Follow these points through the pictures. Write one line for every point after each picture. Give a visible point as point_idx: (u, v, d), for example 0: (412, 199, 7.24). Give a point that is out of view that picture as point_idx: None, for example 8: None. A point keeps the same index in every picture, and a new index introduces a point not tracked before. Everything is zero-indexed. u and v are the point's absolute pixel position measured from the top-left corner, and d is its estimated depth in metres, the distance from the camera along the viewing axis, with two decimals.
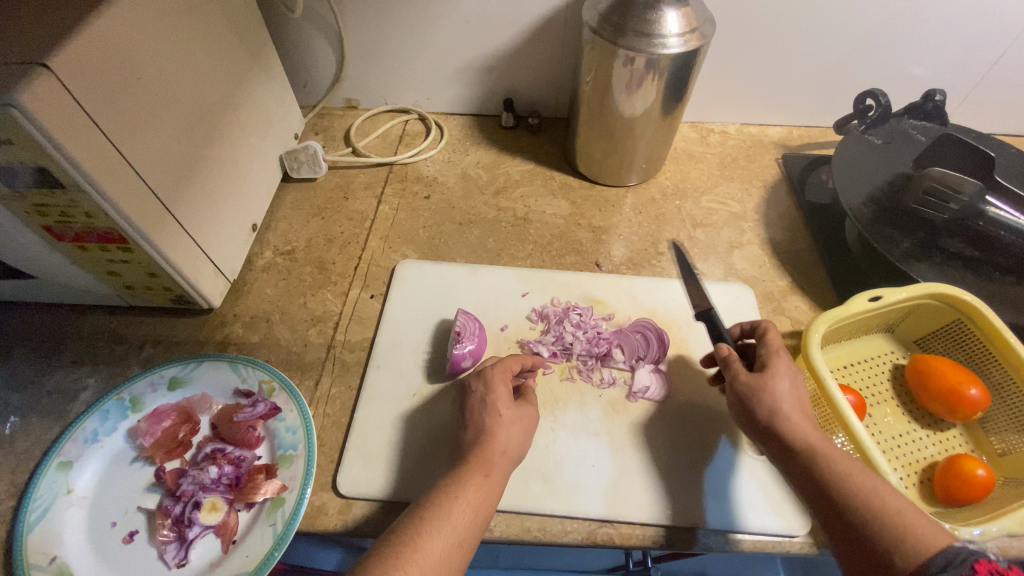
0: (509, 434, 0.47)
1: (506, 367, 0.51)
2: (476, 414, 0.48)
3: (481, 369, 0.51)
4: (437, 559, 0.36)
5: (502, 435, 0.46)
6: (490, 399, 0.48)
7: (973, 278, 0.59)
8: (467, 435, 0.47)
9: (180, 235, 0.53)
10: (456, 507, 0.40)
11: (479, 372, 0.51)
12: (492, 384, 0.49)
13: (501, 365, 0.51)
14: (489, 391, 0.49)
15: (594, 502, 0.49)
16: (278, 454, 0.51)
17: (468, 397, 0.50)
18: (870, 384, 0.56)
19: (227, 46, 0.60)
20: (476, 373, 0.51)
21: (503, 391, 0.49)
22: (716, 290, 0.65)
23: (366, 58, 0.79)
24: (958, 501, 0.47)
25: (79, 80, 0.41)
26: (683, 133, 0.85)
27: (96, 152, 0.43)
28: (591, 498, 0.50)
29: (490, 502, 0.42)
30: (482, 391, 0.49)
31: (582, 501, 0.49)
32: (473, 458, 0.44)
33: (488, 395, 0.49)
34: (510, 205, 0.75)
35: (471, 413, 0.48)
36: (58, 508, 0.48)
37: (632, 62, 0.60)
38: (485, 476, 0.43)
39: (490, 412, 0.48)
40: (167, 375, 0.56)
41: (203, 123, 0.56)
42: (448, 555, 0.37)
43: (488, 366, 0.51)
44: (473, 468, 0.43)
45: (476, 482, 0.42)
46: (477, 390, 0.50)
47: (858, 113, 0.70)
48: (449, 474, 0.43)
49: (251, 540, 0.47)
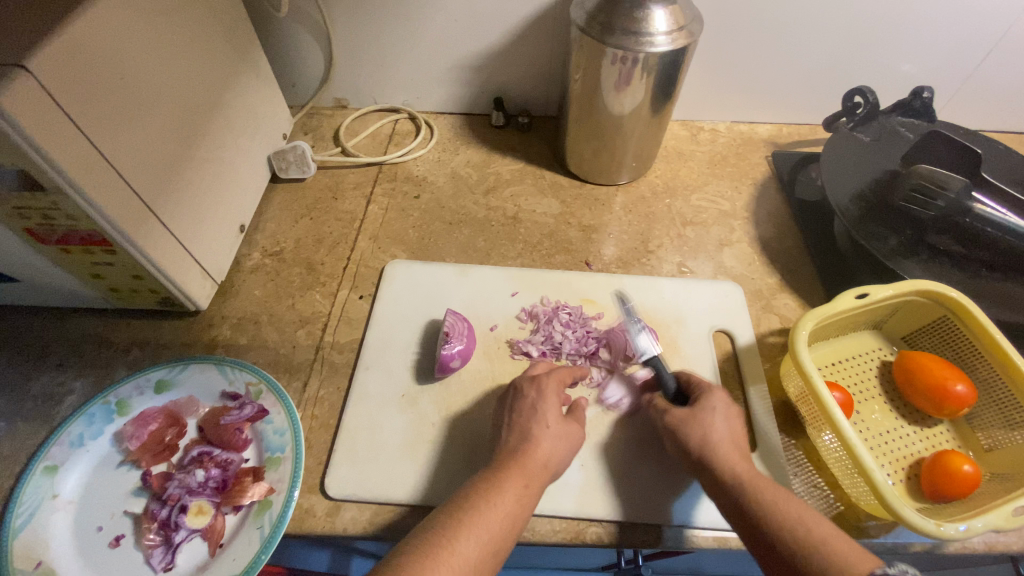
0: (552, 446, 0.46)
1: (559, 378, 0.51)
2: (523, 421, 0.47)
3: (536, 376, 0.51)
4: (469, 564, 0.37)
5: (545, 445, 0.46)
6: (540, 408, 0.48)
7: (960, 274, 0.59)
8: (510, 441, 0.46)
9: (165, 236, 0.53)
10: (495, 514, 0.40)
11: (531, 380, 0.51)
12: (544, 393, 0.49)
13: (553, 376, 0.51)
14: (541, 400, 0.49)
15: (582, 502, 0.49)
16: (265, 456, 0.51)
17: (519, 399, 0.49)
18: (858, 381, 0.57)
19: (213, 45, 0.59)
20: (528, 378, 0.51)
21: (553, 403, 0.49)
22: (706, 288, 0.65)
23: (355, 57, 0.78)
24: (944, 496, 0.47)
25: (58, 81, 0.41)
26: (673, 131, 0.85)
27: (78, 153, 0.43)
28: (578, 498, 0.50)
29: (525, 515, 0.41)
30: (533, 398, 0.49)
31: (570, 500, 0.49)
32: (517, 464, 0.44)
33: (539, 405, 0.48)
34: (501, 204, 0.75)
35: (515, 418, 0.48)
36: (44, 512, 0.48)
37: (620, 60, 0.60)
38: (525, 488, 0.42)
39: (538, 421, 0.47)
40: (154, 378, 0.55)
41: (189, 123, 0.56)
42: (482, 562, 0.37)
43: (543, 374, 0.51)
44: (514, 475, 0.43)
45: (516, 493, 0.42)
46: (528, 397, 0.49)
47: (846, 110, 0.69)
48: (486, 475, 0.43)
49: (238, 543, 0.46)
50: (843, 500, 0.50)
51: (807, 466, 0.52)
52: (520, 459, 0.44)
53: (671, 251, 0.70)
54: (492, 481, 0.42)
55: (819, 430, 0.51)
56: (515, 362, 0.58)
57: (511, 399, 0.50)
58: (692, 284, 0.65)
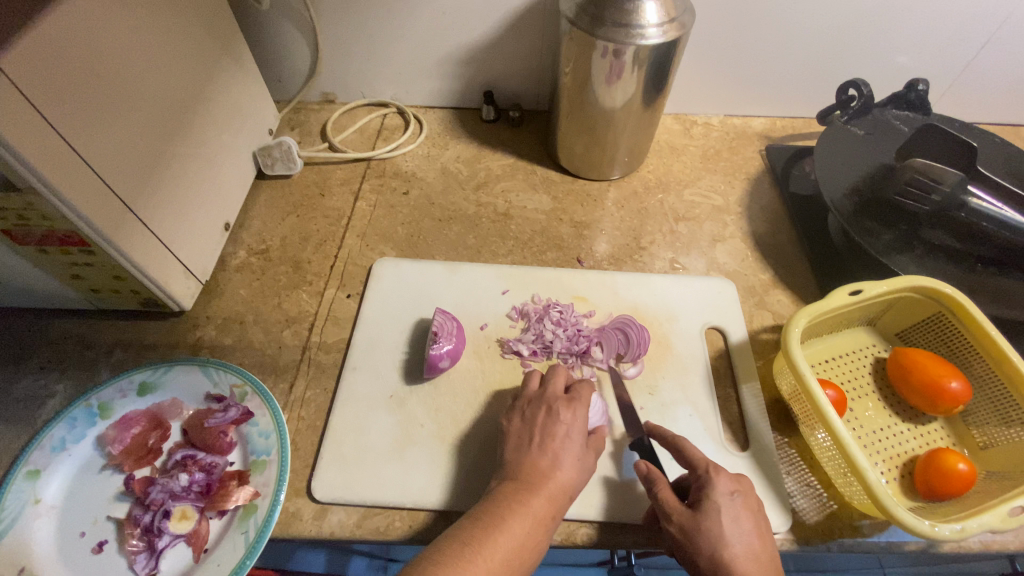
0: (576, 476, 0.45)
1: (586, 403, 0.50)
2: (556, 447, 0.46)
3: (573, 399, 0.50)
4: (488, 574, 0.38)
5: (571, 472, 0.45)
6: (574, 438, 0.47)
7: (954, 270, 0.58)
8: (540, 463, 0.45)
9: (145, 236, 0.51)
10: (516, 530, 0.40)
11: (563, 402, 0.49)
12: (577, 420, 0.48)
13: (583, 400, 0.50)
14: (574, 427, 0.48)
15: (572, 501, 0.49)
16: (250, 459, 0.50)
17: (552, 422, 0.48)
18: (851, 378, 0.56)
19: (195, 39, 0.58)
20: (561, 400, 0.50)
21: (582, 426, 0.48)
22: (698, 284, 0.64)
23: (341, 49, 0.77)
24: (938, 494, 0.47)
25: (31, 79, 0.39)
26: (666, 125, 0.84)
27: (52, 153, 0.41)
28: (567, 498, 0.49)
29: (542, 538, 0.41)
30: (568, 423, 0.48)
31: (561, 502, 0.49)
32: (544, 488, 0.43)
33: (571, 433, 0.47)
34: (491, 200, 0.74)
35: (547, 441, 0.46)
36: (25, 519, 0.47)
37: (611, 53, 0.59)
38: (548, 507, 0.43)
39: (568, 443, 0.47)
40: (137, 380, 0.54)
41: (170, 120, 0.54)
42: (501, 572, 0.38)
43: (579, 399, 0.50)
44: (540, 495, 0.43)
45: (541, 513, 0.42)
46: (562, 422, 0.48)
47: (840, 103, 0.70)
48: (504, 489, 0.43)
49: (223, 548, 0.46)
50: (837, 499, 0.49)
51: (801, 464, 0.52)
52: (547, 485, 0.44)
53: (663, 247, 0.69)
54: (518, 500, 0.42)
55: (812, 428, 0.50)
56: (505, 361, 0.58)
57: (541, 417, 0.48)
58: (685, 281, 0.65)
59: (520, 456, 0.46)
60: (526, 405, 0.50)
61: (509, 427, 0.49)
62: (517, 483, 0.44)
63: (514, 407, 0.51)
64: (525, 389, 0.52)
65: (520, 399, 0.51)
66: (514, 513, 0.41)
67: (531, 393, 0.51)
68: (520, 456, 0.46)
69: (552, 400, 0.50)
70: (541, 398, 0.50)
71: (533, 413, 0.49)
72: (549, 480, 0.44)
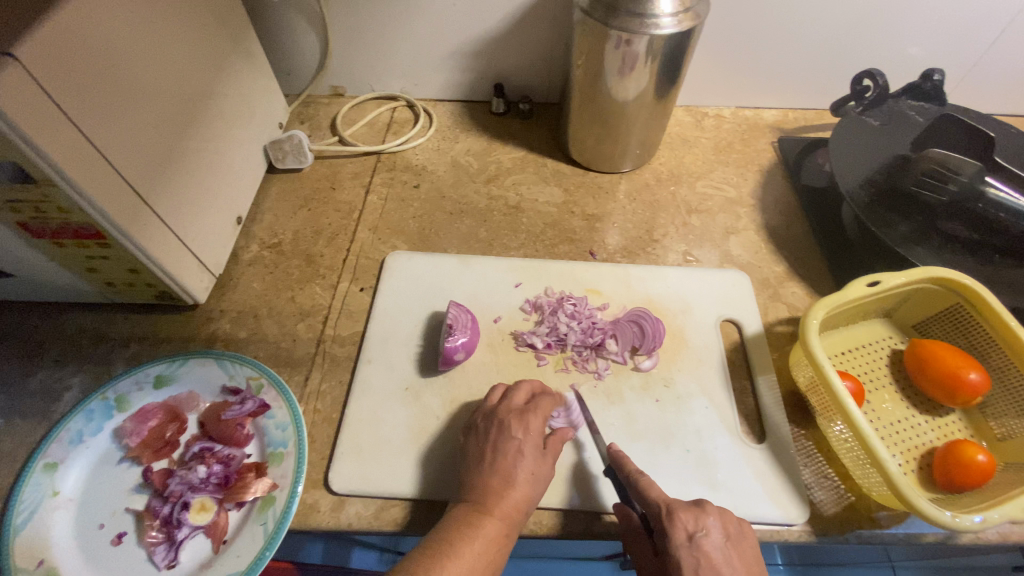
0: (532, 490, 0.45)
1: (541, 413, 0.49)
2: (507, 465, 0.45)
3: (522, 413, 0.48)
4: None
5: (526, 487, 0.44)
6: (528, 453, 0.46)
7: (973, 260, 0.58)
8: (492, 482, 0.44)
9: (160, 229, 0.51)
10: (467, 554, 0.40)
11: (516, 414, 0.48)
12: (530, 434, 0.47)
13: (538, 412, 0.49)
14: (526, 441, 0.47)
15: (589, 493, 0.49)
16: (268, 451, 0.50)
17: (504, 438, 0.47)
18: (869, 369, 0.56)
19: (206, 32, 0.58)
20: (514, 412, 0.49)
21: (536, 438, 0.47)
22: (712, 276, 0.64)
23: (351, 42, 0.76)
24: (957, 486, 0.46)
25: (48, 70, 0.39)
26: (677, 117, 0.83)
27: (68, 145, 0.41)
28: (585, 490, 0.49)
29: (498, 559, 0.41)
30: (520, 440, 0.46)
31: (577, 495, 0.49)
32: (498, 508, 0.43)
33: (524, 448, 0.46)
34: (502, 192, 0.74)
35: (499, 458, 0.46)
36: (44, 511, 0.47)
37: (625, 44, 0.58)
38: (503, 527, 0.42)
39: (520, 459, 0.46)
40: (153, 373, 0.54)
41: (183, 113, 0.54)
42: None
43: (528, 412, 0.49)
44: (494, 514, 0.42)
45: (492, 534, 0.42)
46: (514, 436, 0.47)
47: (855, 94, 0.69)
48: (456, 511, 0.43)
49: (242, 540, 0.46)
50: (854, 491, 0.49)
51: (817, 456, 0.52)
52: (501, 502, 0.43)
53: (676, 240, 0.69)
54: (470, 522, 0.42)
55: (829, 420, 0.50)
56: (519, 353, 0.58)
57: (495, 433, 0.47)
58: (699, 273, 0.64)
59: (474, 474, 0.45)
60: (480, 418, 0.49)
61: (467, 441, 0.48)
62: (473, 504, 0.43)
63: (470, 421, 0.50)
64: (484, 403, 0.50)
65: (477, 412, 0.50)
66: (467, 535, 0.41)
67: (489, 407, 0.50)
68: (475, 474, 0.45)
69: (506, 414, 0.48)
70: (495, 411, 0.49)
71: (486, 428, 0.48)
72: (502, 498, 0.43)
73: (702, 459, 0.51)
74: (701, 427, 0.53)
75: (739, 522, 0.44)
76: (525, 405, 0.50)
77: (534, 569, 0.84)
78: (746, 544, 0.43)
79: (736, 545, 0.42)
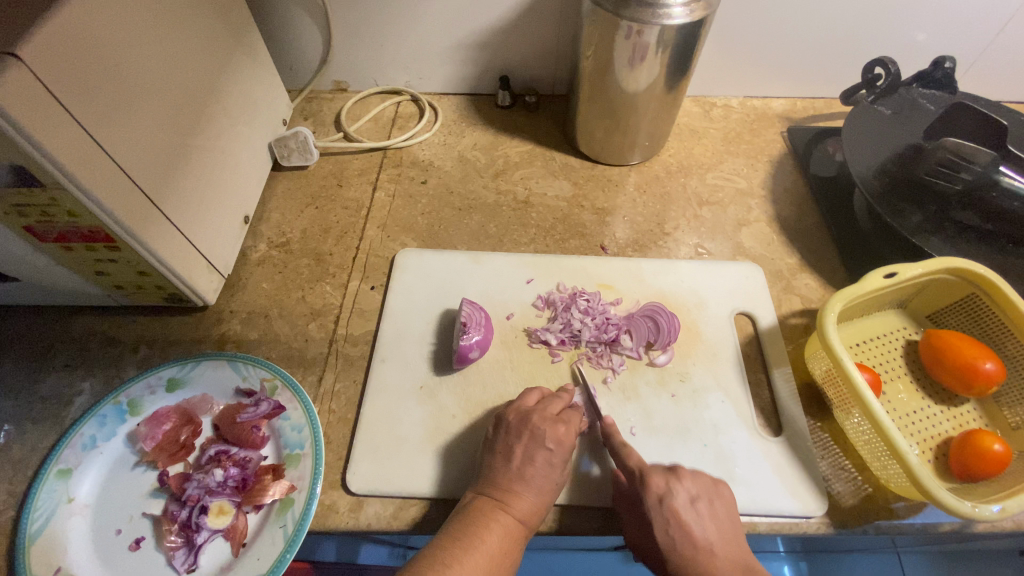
0: (551, 497, 0.45)
1: (573, 427, 0.48)
2: (533, 472, 0.45)
3: (547, 422, 0.47)
4: None
5: (545, 494, 0.45)
6: (556, 465, 0.46)
7: (987, 250, 0.58)
8: (513, 482, 0.44)
9: (167, 229, 0.50)
10: (492, 544, 0.41)
11: (550, 423, 0.47)
12: (562, 446, 0.46)
13: (571, 424, 0.48)
14: (556, 453, 0.46)
15: (597, 459, 0.50)
16: (284, 454, 0.50)
17: (534, 449, 0.46)
18: (884, 360, 0.56)
19: (208, 28, 0.56)
20: (548, 420, 0.47)
21: (563, 443, 0.47)
22: (723, 269, 0.64)
23: (354, 36, 0.75)
24: (974, 475, 0.46)
25: (53, 70, 0.39)
26: (685, 108, 0.83)
27: (76, 146, 0.40)
28: (593, 456, 0.50)
29: (515, 554, 0.42)
30: (550, 452, 0.46)
31: (584, 459, 0.50)
32: (518, 508, 0.43)
33: (553, 459, 0.46)
34: (510, 187, 0.73)
35: (526, 464, 0.45)
36: (59, 518, 0.47)
37: (635, 34, 0.57)
38: (520, 524, 0.43)
39: (546, 468, 0.45)
40: (165, 376, 0.53)
41: (187, 110, 0.53)
42: None
43: (563, 429, 0.47)
44: (513, 511, 0.43)
45: (506, 528, 0.42)
46: (545, 447, 0.46)
47: (866, 83, 0.68)
48: (471, 504, 0.44)
49: (262, 543, 0.46)
50: (871, 482, 0.50)
51: (834, 448, 0.52)
52: (523, 496, 0.44)
53: (687, 232, 0.68)
54: (493, 516, 0.42)
55: (847, 412, 0.50)
56: (533, 351, 0.57)
57: (526, 440, 0.46)
58: (711, 266, 0.64)
59: (495, 471, 0.45)
60: (513, 417, 0.48)
61: (488, 441, 0.48)
62: (495, 498, 0.44)
63: (500, 413, 0.49)
64: (516, 404, 0.49)
65: (510, 408, 0.49)
66: (490, 526, 0.42)
67: (522, 408, 0.49)
68: (498, 472, 0.45)
69: (539, 421, 0.47)
70: (529, 415, 0.48)
71: (515, 437, 0.47)
72: (523, 499, 0.44)
73: (719, 454, 0.51)
74: (718, 421, 0.53)
75: (715, 484, 0.46)
76: (560, 414, 0.49)
77: (541, 561, 0.84)
78: (721, 506, 0.45)
79: (707, 504, 0.45)
